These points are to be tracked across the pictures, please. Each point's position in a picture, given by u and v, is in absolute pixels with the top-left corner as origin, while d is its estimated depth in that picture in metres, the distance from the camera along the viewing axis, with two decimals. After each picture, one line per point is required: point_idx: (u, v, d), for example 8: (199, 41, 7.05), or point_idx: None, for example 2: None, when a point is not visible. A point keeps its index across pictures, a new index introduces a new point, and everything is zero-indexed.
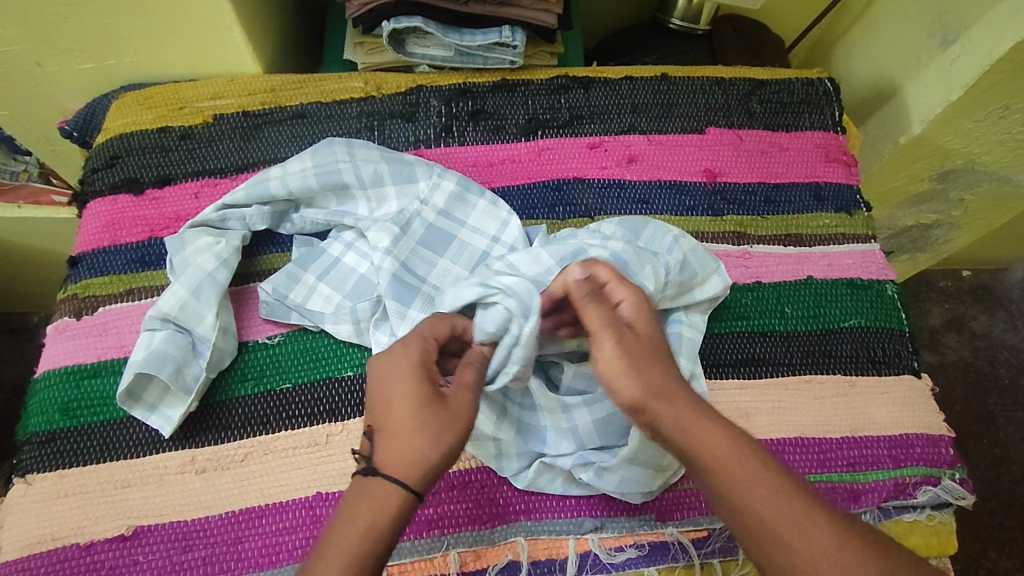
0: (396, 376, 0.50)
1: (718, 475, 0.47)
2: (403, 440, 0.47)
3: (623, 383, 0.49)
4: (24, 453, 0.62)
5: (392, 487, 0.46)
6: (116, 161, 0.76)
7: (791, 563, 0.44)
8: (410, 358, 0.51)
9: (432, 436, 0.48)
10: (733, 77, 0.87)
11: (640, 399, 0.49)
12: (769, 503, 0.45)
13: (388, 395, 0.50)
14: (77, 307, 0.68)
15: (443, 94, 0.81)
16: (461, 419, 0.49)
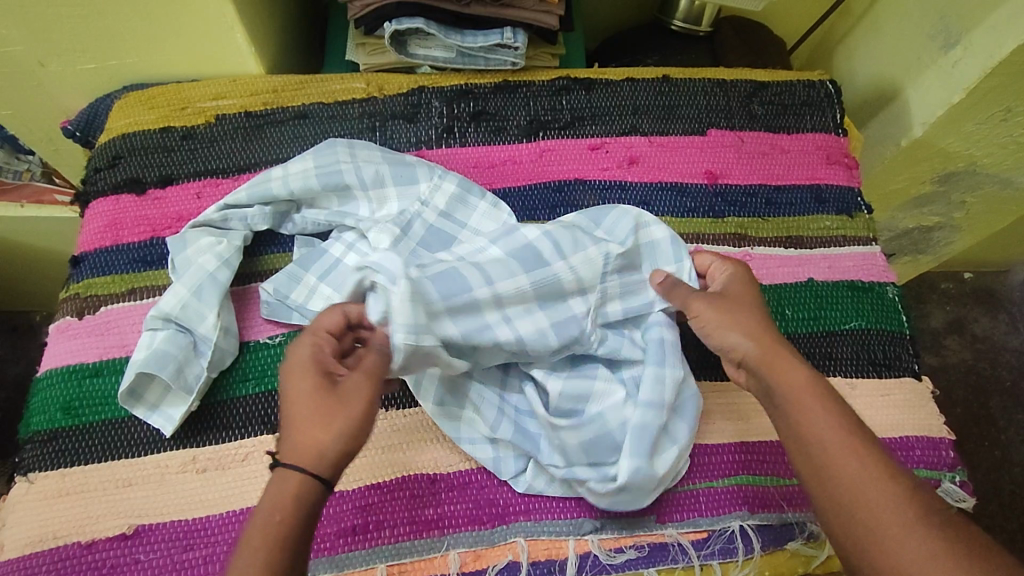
0: (294, 371, 0.52)
1: (794, 407, 0.52)
2: (301, 431, 0.49)
3: (723, 328, 0.58)
4: (26, 451, 0.62)
5: (298, 475, 0.47)
6: (118, 161, 0.76)
7: (846, 488, 0.48)
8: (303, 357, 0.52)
9: (330, 424, 0.49)
10: (734, 78, 0.87)
11: (739, 340, 0.57)
12: (834, 437, 0.50)
13: (289, 390, 0.51)
14: (79, 307, 0.68)
15: (445, 95, 0.81)
16: (357, 404, 0.50)
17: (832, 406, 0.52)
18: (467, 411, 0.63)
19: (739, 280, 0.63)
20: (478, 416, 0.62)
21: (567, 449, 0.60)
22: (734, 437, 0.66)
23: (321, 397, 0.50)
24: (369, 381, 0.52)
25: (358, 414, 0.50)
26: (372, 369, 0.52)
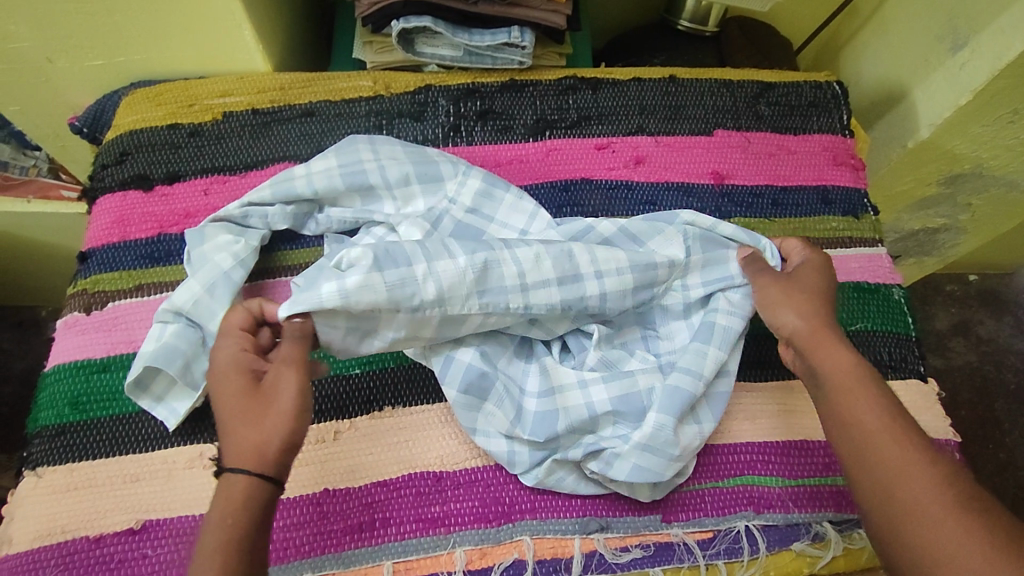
0: (222, 373, 0.53)
1: (828, 382, 0.56)
2: (236, 430, 0.50)
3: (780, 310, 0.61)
4: (34, 446, 0.63)
5: (243, 477, 0.48)
6: (126, 157, 0.76)
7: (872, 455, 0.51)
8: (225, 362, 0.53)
9: (262, 421, 0.50)
10: (741, 79, 0.87)
11: (796, 322, 0.60)
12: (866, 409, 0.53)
13: (220, 393, 0.53)
14: (87, 302, 0.69)
15: (452, 93, 0.81)
16: (282, 395, 0.51)
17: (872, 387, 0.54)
18: (487, 406, 0.62)
19: (815, 266, 0.65)
20: (500, 411, 0.61)
21: (597, 402, 0.61)
22: (740, 437, 0.66)
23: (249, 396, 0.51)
24: (293, 370, 0.53)
25: (285, 404, 0.51)
26: (291, 358, 0.53)
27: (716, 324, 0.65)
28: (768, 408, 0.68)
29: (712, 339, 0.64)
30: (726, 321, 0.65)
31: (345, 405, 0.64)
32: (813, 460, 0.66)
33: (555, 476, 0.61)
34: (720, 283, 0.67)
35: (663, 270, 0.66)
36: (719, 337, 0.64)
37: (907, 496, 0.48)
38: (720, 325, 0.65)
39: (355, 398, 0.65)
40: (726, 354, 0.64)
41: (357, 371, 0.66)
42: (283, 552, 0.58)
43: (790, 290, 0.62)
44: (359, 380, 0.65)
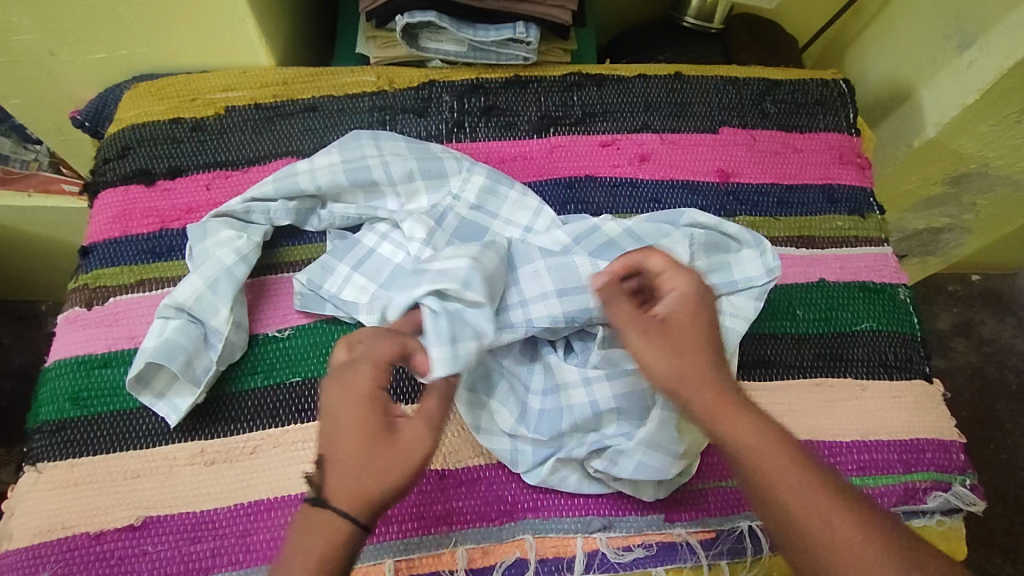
0: (347, 403, 0.48)
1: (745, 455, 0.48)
2: (354, 473, 0.47)
3: (660, 366, 0.51)
4: (35, 441, 0.62)
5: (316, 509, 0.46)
6: (127, 152, 0.76)
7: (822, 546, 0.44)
8: (360, 388, 0.49)
9: (382, 472, 0.47)
10: (747, 76, 0.86)
11: (675, 382, 0.51)
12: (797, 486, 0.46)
13: (339, 422, 0.48)
14: (88, 298, 0.68)
15: (456, 89, 0.81)
16: (415, 453, 0.48)
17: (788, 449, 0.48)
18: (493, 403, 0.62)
19: (688, 305, 0.54)
20: (505, 410, 0.62)
21: (600, 402, 0.60)
22: None
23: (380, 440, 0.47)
24: (428, 427, 0.49)
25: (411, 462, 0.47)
26: (429, 414, 0.50)
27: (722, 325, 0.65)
28: (773, 407, 0.67)
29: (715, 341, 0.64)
30: (730, 323, 0.66)
31: None
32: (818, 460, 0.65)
33: (558, 475, 0.61)
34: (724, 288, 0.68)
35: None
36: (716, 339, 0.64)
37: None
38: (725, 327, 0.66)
39: None
40: (729, 355, 0.64)
41: None
42: None
43: (656, 336, 0.52)
44: None
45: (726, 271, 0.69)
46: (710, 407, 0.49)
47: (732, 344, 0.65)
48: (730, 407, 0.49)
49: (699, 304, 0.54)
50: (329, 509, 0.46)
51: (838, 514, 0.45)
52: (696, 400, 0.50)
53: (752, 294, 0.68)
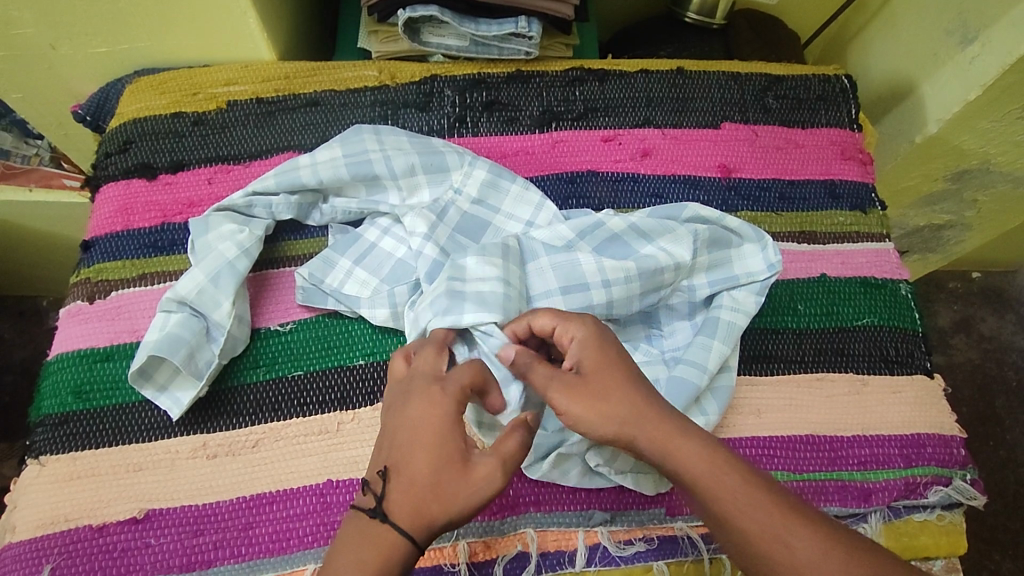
0: (422, 425, 0.49)
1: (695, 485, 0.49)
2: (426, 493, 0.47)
3: (590, 421, 0.51)
4: (37, 434, 0.62)
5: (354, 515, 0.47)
6: (129, 146, 0.76)
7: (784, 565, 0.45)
8: (443, 416, 0.49)
9: (450, 498, 0.47)
10: (749, 72, 0.86)
11: (610, 431, 0.51)
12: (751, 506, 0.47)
13: (415, 444, 0.49)
14: (90, 291, 0.68)
15: (458, 84, 0.81)
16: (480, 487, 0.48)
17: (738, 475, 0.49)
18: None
19: (588, 345, 0.54)
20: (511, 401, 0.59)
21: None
22: (746, 432, 0.65)
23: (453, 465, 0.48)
24: (501, 470, 0.48)
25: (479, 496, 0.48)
26: (503, 452, 0.49)
27: (723, 320, 0.66)
28: (775, 402, 0.67)
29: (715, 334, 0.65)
30: (730, 317, 0.66)
31: (348, 396, 0.64)
32: (819, 454, 0.65)
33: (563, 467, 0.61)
34: (725, 282, 0.69)
35: (669, 272, 0.66)
36: (717, 332, 0.65)
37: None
38: (728, 321, 0.66)
39: (357, 389, 0.64)
40: (730, 349, 0.65)
41: (361, 362, 0.66)
42: (288, 543, 0.58)
43: (576, 389, 0.52)
44: (361, 371, 0.65)
45: (727, 265, 0.69)
46: (656, 437, 0.50)
47: (732, 339, 0.65)
48: (677, 433, 0.50)
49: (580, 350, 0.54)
50: (390, 525, 0.46)
51: (798, 533, 0.46)
52: (640, 435, 0.51)
53: (750, 289, 0.69)
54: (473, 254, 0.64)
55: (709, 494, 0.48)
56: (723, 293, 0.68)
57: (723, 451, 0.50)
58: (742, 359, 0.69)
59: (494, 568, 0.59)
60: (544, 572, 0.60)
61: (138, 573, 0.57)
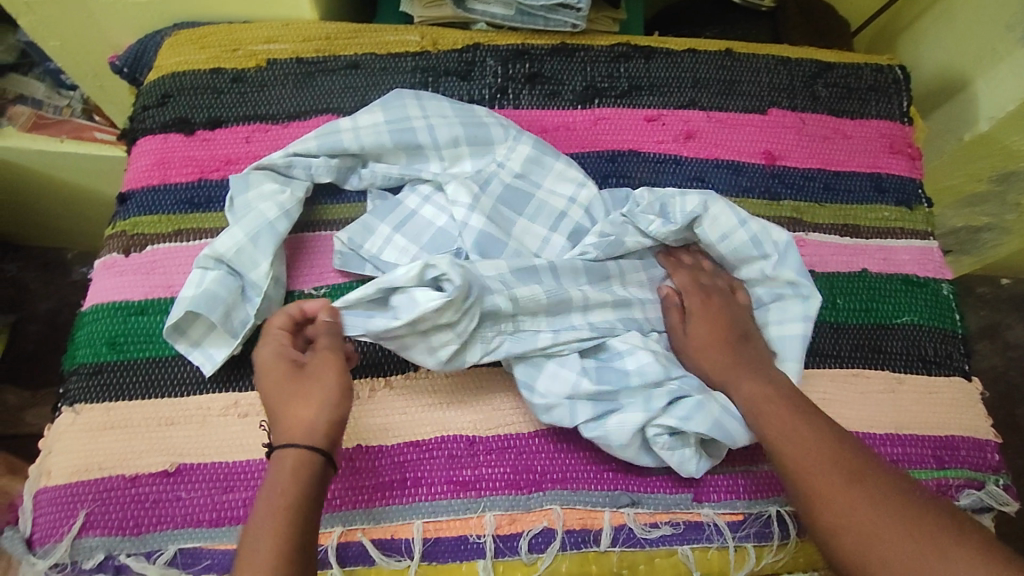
0: (275, 368, 0.58)
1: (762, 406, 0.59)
2: (292, 412, 0.55)
3: (694, 345, 0.65)
4: (71, 382, 0.63)
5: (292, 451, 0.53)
6: (167, 100, 0.75)
7: (805, 486, 0.54)
8: (284, 354, 0.59)
9: (310, 404, 0.56)
10: (799, 57, 0.83)
11: (710, 358, 0.63)
12: (800, 436, 0.56)
13: (272, 388, 0.57)
14: (126, 244, 0.68)
15: (501, 54, 0.79)
16: (328, 380, 0.57)
17: (800, 413, 0.58)
18: (547, 366, 0.62)
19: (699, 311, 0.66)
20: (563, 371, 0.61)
21: (647, 368, 0.61)
22: None
23: (295, 381, 0.57)
24: (332, 356, 0.58)
25: (328, 388, 0.56)
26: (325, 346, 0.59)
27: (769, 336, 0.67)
28: (808, 394, 0.66)
29: (761, 344, 0.65)
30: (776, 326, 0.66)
31: (380, 363, 0.64)
32: None
33: (620, 433, 0.59)
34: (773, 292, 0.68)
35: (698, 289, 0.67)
36: (765, 346, 0.65)
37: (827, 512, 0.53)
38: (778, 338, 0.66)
39: (388, 357, 0.64)
40: (784, 362, 0.64)
41: None
42: None
43: (699, 328, 0.65)
44: None
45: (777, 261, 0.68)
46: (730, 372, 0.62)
47: (791, 354, 0.65)
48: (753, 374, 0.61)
49: (712, 297, 0.67)
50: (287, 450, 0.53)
51: (828, 463, 0.54)
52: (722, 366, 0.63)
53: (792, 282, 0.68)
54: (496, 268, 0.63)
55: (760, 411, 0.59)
56: (771, 301, 0.68)
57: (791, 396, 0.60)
58: None
59: (519, 542, 0.60)
60: (568, 549, 0.60)
61: (168, 524, 0.58)
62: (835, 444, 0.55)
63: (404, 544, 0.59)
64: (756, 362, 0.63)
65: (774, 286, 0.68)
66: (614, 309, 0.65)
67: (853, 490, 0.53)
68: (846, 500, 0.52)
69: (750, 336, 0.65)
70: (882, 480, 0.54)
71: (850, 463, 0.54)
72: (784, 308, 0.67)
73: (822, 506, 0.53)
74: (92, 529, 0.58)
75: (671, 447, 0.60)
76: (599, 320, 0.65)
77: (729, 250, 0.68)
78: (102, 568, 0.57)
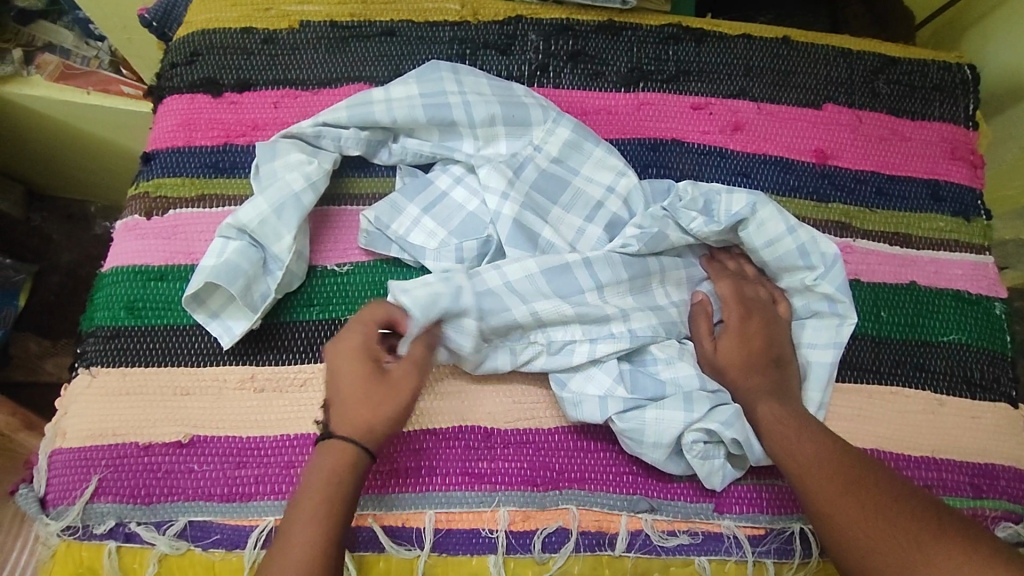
0: (349, 351, 0.56)
1: (771, 422, 0.58)
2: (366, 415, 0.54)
3: (724, 350, 0.62)
4: (89, 344, 0.62)
5: (344, 444, 0.53)
6: (196, 58, 0.72)
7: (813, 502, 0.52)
8: (359, 340, 0.56)
9: (378, 405, 0.54)
10: (862, 49, 0.77)
11: (739, 366, 0.61)
12: (810, 451, 0.54)
13: (340, 368, 0.56)
14: (148, 207, 0.66)
15: (543, 29, 0.75)
16: (406, 391, 0.55)
17: (811, 429, 0.56)
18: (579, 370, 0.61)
19: (737, 323, 0.63)
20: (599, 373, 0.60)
21: (682, 377, 0.60)
22: None
23: (370, 377, 0.55)
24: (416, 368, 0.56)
25: (402, 399, 0.55)
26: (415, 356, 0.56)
27: (803, 357, 0.64)
28: (843, 409, 0.63)
29: (795, 369, 0.62)
30: (816, 346, 0.64)
31: None
32: None
33: (654, 432, 0.58)
34: (817, 309, 0.65)
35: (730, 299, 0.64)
36: (797, 372, 0.62)
37: (836, 528, 0.50)
38: (807, 360, 0.64)
39: None
40: (819, 390, 0.62)
41: None
42: None
43: (736, 336, 0.62)
44: None
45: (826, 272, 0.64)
46: (757, 388, 0.60)
47: (824, 383, 0.63)
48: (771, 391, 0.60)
49: (753, 315, 0.63)
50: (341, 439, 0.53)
51: (836, 479, 0.52)
52: (749, 380, 0.60)
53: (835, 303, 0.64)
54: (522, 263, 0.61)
55: (769, 427, 0.57)
56: (812, 320, 0.65)
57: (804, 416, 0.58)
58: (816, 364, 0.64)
59: (532, 540, 0.58)
60: (582, 551, 0.58)
61: (181, 495, 0.57)
62: (848, 461, 0.53)
63: (414, 534, 0.58)
64: (783, 387, 0.60)
65: (819, 305, 0.65)
66: (652, 315, 0.62)
67: (861, 507, 0.50)
68: (855, 517, 0.50)
69: (786, 360, 0.62)
70: (901, 496, 0.51)
71: (864, 489, 0.51)
72: (821, 326, 0.64)
73: (833, 523, 0.51)
74: (105, 494, 0.57)
75: (705, 456, 0.58)
76: (640, 328, 0.62)
77: (772, 258, 0.64)
78: (112, 534, 0.57)
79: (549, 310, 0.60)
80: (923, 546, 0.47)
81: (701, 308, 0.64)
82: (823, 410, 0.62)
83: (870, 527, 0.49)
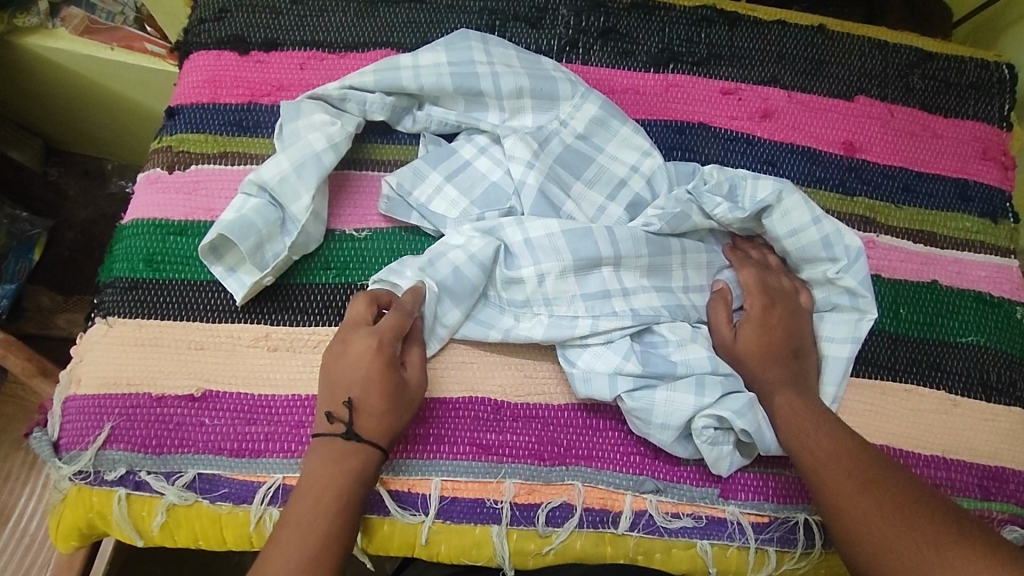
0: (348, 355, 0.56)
1: (790, 415, 0.57)
2: (380, 415, 0.54)
3: (740, 338, 0.62)
4: (106, 295, 0.62)
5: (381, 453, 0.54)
6: (224, 15, 0.71)
7: (825, 496, 0.52)
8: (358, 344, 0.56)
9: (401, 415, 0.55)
10: (898, 41, 0.76)
11: (755, 355, 0.61)
12: (827, 446, 0.54)
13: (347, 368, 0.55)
14: (170, 161, 0.66)
15: (575, 4, 0.73)
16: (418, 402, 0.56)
17: (831, 424, 0.56)
18: (592, 347, 0.60)
19: (760, 312, 0.62)
20: (609, 350, 0.60)
21: (694, 361, 0.59)
22: None
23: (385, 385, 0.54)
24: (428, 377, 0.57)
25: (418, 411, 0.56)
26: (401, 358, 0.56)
27: (820, 351, 0.63)
28: (855, 404, 0.63)
29: (813, 361, 0.62)
30: (836, 343, 0.63)
31: None
32: None
33: (664, 413, 0.58)
34: (841, 306, 0.64)
35: (747, 290, 0.64)
36: (815, 365, 0.62)
37: (847, 522, 0.50)
38: (823, 354, 0.63)
39: None
40: (835, 385, 0.62)
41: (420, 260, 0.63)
42: None
43: (756, 325, 0.62)
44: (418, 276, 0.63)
45: (851, 266, 0.63)
46: (773, 380, 0.60)
47: (841, 379, 0.62)
48: (790, 383, 0.59)
49: (775, 305, 0.63)
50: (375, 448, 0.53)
51: (853, 476, 0.52)
52: (767, 368, 0.60)
53: (859, 297, 0.63)
54: (537, 235, 0.61)
55: (787, 421, 0.57)
56: (838, 313, 0.64)
57: (828, 416, 0.57)
58: (844, 357, 0.63)
59: (537, 513, 0.58)
60: (585, 527, 0.59)
61: (191, 448, 0.58)
62: (868, 460, 0.53)
63: (420, 500, 0.58)
64: (799, 378, 0.60)
65: (840, 300, 0.64)
66: (657, 295, 0.62)
67: (878, 505, 0.50)
68: (867, 514, 0.50)
69: (805, 351, 0.62)
70: (920, 496, 0.50)
71: (880, 486, 0.51)
72: (840, 320, 0.64)
73: (843, 516, 0.51)
74: (116, 442, 0.58)
75: (714, 442, 0.58)
76: (642, 306, 0.61)
77: (795, 247, 0.64)
78: (123, 481, 0.57)
79: (553, 286, 0.60)
80: (940, 549, 0.47)
81: (723, 298, 0.63)
82: (836, 404, 0.62)
83: (884, 525, 0.49)
